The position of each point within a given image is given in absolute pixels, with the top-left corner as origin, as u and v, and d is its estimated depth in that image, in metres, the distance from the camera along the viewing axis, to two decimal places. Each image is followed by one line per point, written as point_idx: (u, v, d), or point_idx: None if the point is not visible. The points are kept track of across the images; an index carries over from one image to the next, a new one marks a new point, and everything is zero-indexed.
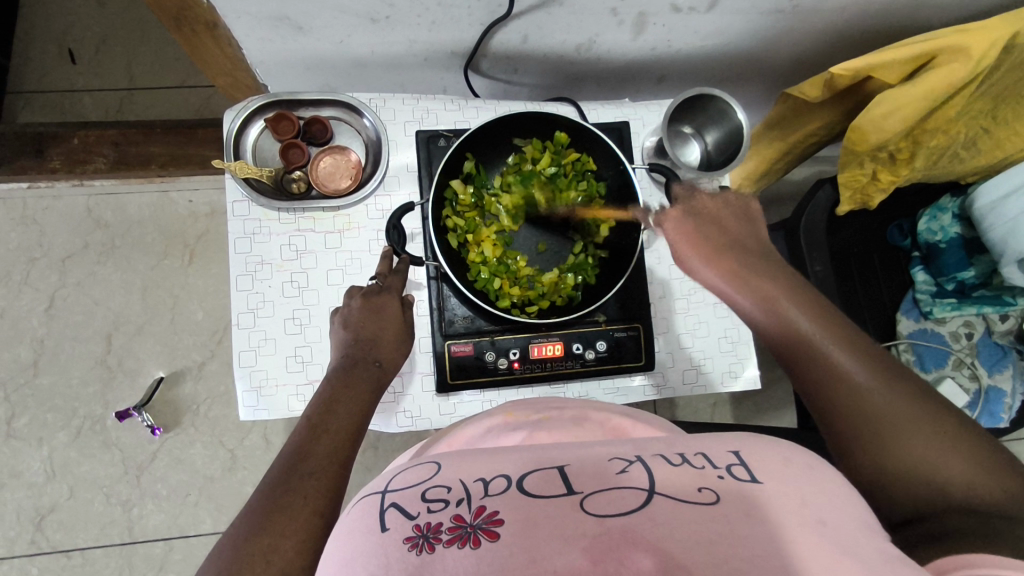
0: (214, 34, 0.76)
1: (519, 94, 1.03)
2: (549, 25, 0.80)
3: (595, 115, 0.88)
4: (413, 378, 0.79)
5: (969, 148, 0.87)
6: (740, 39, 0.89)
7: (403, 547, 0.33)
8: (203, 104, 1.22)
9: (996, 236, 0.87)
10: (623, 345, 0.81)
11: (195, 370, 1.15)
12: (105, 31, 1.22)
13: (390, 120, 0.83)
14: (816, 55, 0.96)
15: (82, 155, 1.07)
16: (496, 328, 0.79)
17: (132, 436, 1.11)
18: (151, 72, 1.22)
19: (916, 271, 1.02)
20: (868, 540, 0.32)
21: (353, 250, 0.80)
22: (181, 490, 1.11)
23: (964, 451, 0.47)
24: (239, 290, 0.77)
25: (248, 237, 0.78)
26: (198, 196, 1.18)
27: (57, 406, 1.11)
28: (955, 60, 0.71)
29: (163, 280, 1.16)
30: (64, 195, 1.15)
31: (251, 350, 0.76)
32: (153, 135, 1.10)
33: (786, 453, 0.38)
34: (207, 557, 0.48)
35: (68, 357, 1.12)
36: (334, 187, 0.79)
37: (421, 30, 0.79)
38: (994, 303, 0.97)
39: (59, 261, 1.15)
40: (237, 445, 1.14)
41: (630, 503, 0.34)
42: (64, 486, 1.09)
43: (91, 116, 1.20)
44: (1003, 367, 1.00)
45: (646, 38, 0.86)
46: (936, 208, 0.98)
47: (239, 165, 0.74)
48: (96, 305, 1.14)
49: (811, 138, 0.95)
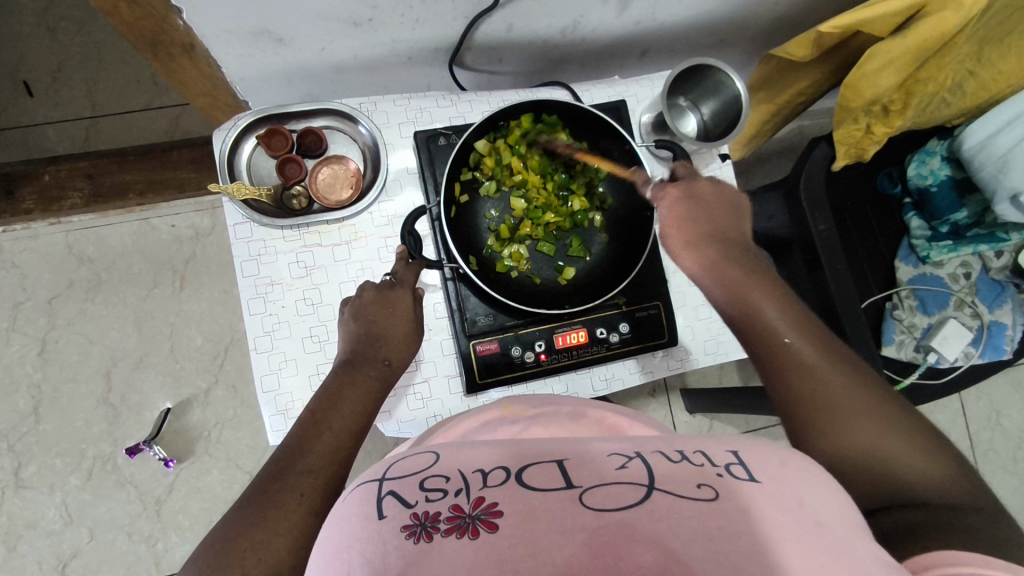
0: (192, 56, 0.73)
1: (502, 83, 0.99)
2: (535, 12, 0.77)
3: (589, 96, 0.84)
4: (438, 382, 0.76)
5: (955, 94, 0.83)
6: (725, 5, 0.86)
7: (401, 535, 0.33)
8: (172, 124, 1.21)
9: (991, 173, 0.82)
10: (646, 324, 0.78)
11: (202, 396, 1.14)
12: (58, 59, 1.19)
13: (385, 123, 0.80)
14: (809, 12, 0.92)
15: (58, 191, 1.10)
16: (519, 322, 0.76)
17: (144, 470, 1.10)
18: (111, 95, 1.20)
19: (909, 219, 0.97)
20: (860, 543, 0.33)
21: (362, 260, 0.78)
22: (204, 519, 1.10)
23: (903, 446, 0.49)
24: (251, 314, 0.75)
25: (254, 259, 0.76)
26: (180, 220, 1.16)
27: (65, 451, 1.10)
28: (946, 8, 0.67)
29: (157, 309, 1.14)
30: (40, 234, 1.13)
31: (273, 373, 0.75)
32: (126, 163, 1.12)
33: (784, 456, 0.39)
34: (207, 535, 0.48)
35: (69, 400, 1.11)
36: (336, 199, 0.77)
37: (405, 29, 0.76)
38: (988, 241, 0.92)
39: (45, 302, 1.13)
40: (254, 467, 1.12)
41: (629, 498, 0.34)
42: (83, 529, 1.08)
43: (56, 149, 1.18)
44: (1003, 302, 0.97)
45: (631, 14, 0.83)
46: (924, 153, 0.93)
47: (237, 188, 0.71)
48: (90, 343, 1.13)
49: (800, 97, 0.91)
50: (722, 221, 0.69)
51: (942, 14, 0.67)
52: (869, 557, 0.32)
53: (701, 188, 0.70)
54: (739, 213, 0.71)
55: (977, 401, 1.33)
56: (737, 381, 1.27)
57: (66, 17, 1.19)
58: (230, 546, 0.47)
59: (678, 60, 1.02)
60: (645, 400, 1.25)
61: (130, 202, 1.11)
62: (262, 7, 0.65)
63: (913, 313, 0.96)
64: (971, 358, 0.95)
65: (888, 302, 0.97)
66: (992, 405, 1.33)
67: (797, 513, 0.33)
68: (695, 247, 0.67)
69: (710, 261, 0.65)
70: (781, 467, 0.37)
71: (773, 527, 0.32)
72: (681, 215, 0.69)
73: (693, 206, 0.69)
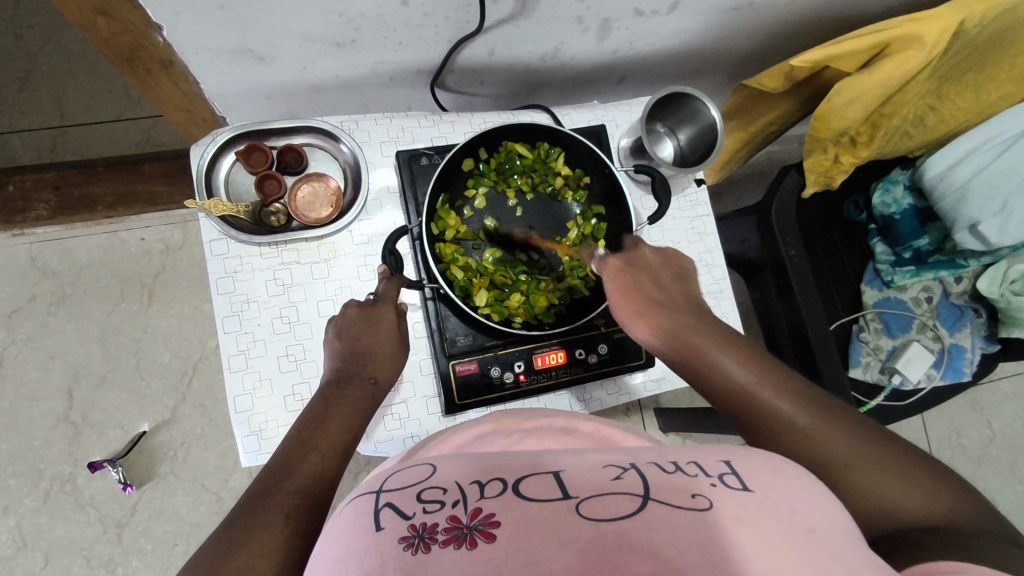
0: (169, 71, 0.72)
1: (482, 106, 1.00)
2: (516, 38, 0.78)
3: (569, 120, 0.85)
4: (416, 403, 0.75)
5: (918, 126, 0.85)
6: (704, 36, 0.87)
7: (398, 546, 0.33)
8: (145, 136, 1.19)
9: (951, 204, 0.84)
10: (624, 345, 0.78)
11: (168, 416, 1.10)
12: (27, 68, 1.17)
13: (366, 142, 0.79)
14: (782, 45, 0.94)
15: (22, 203, 1.07)
16: (499, 343, 0.75)
17: (104, 492, 1.06)
18: (82, 107, 1.18)
19: (874, 243, 0.99)
20: (852, 550, 0.32)
21: (341, 278, 0.77)
22: (168, 542, 1.06)
23: (897, 477, 0.45)
24: (226, 332, 0.73)
25: (230, 276, 0.74)
26: (150, 234, 1.14)
27: (20, 471, 1.06)
28: (909, 48, 0.70)
29: (123, 325, 1.11)
30: (2, 245, 1.10)
31: (247, 394, 0.73)
32: (96, 174, 1.10)
33: (775, 464, 0.38)
34: (189, 558, 0.46)
35: (27, 419, 1.07)
36: (315, 217, 0.76)
37: (388, 51, 0.76)
38: (948, 267, 0.95)
39: (5, 316, 1.09)
40: (222, 487, 1.09)
41: (624, 508, 0.33)
42: (38, 554, 1.04)
43: (21, 158, 1.15)
44: (962, 326, 0.98)
45: (609, 43, 0.84)
46: (887, 182, 0.96)
47: (214, 204, 0.70)
48: (52, 359, 1.09)
49: (772, 127, 0.93)
50: (671, 288, 0.66)
51: (904, 54, 0.70)
52: (855, 562, 0.31)
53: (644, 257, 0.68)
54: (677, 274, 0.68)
55: (938, 421, 1.35)
56: (709, 400, 1.28)
57: (36, 26, 1.17)
58: (215, 567, 0.44)
59: (654, 87, 1.04)
60: (618, 420, 1.24)
61: (98, 215, 1.09)
62: (245, 26, 0.65)
63: (877, 335, 0.99)
64: (932, 381, 0.97)
65: (855, 325, 0.99)
66: (953, 424, 1.35)
67: (785, 517, 0.33)
68: (642, 315, 0.64)
69: (657, 324, 0.62)
70: (769, 474, 0.37)
71: (764, 534, 0.31)
72: (625, 279, 0.67)
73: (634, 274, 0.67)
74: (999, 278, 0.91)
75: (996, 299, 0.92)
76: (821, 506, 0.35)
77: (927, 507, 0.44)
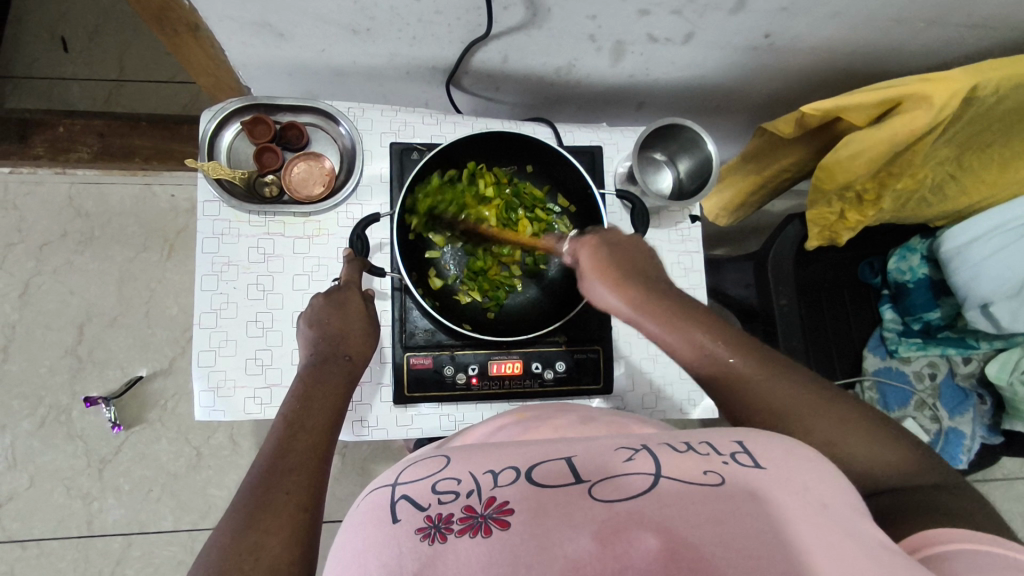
0: (196, 37, 0.77)
1: (501, 112, 1.06)
2: (529, 48, 0.84)
3: (570, 137, 0.91)
4: (369, 389, 0.80)
5: (937, 193, 0.91)
6: (716, 73, 0.93)
7: (415, 537, 0.37)
8: (192, 101, 1.22)
9: (962, 279, 0.91)
10: (582, 366, 0.83)
11: (166, 366, 1.13)
12: (98, 22, 1.22)
13: (367, 129, 0.85)
14: (792, 92, 1.00)
15: (67, 144, 1.12)
16: (457, 343, 0.80)
17: (94, 427, 1.09)
18: (142, 65, 1.22)
19: (884, 309, 1.05)
20: (862, 526, 0.37)
21: (320, 256, 0.81)
22: (144, 486, 1.09)
23: (876, 434, 0.53)
24: (203, 289, 0.78)
25: (216, 237, 0.79)
26: (181, 192, 1.18)
27: (24, 393, 1.09)
28: (918, 107, 0.74)
29: (140, 272, 1.15)
30: (47, 181, 1.14)
31: (211, 350, 0.77)
32: (139, 128, 1.14)
33: (787, 446, 0.42)
34: (203, 546, 0.49)
35: (39, 344, 1.11)
36: (306, 194, 0.81)
37: (402, 44, 0.81)
38: (957, 345, 1.02)
39: (36, 248, 1.13)
40: (203, 443, 1.12)
41: (640, 486, 0.38)
42: (25, 475, 1.07)
43: (78, 104, 1.19)
44: (964, 410, 1.05)
45: (624, 66, 0.90)
46: (906, 249, 1.03)
47: (212, 167, 0.75)
48: (71, 294, 1.13)
49: (784, 174, 0.99)
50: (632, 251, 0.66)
51: (914, 113, 0.75)
52: (870, 536, 0.36)
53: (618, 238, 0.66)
54: (660, 263, 0.67)
55: None
56: None
57: None
58: (228, 551, 0.47)
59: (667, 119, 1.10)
60: None
61: (134, 165, 1.13)
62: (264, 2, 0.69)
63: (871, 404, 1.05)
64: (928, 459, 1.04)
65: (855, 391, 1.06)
66: None
67: (803, 494, 0.37)
68: (618, 285, 0.62)
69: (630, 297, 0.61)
70: (784, 453, 0.41)
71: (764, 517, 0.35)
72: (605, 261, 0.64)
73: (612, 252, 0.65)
74: (1008, 367, 0.99)
75: (1003, 386, 0.99)
76: (829, 490, 0.39)
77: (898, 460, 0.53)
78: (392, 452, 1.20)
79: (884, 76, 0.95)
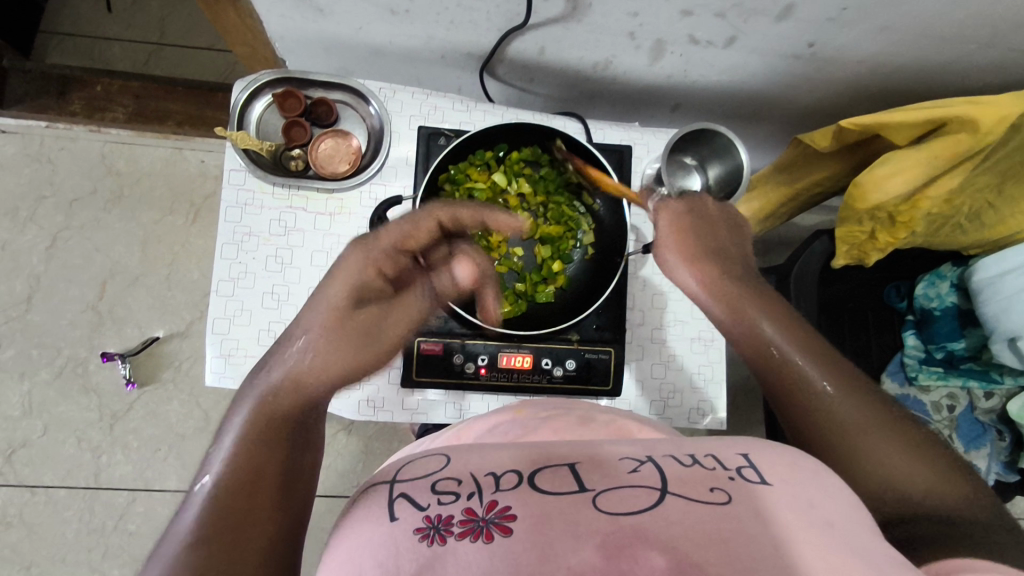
0: (236, 6, 0.78)
1: (535, 103, 1.05)
2: (568, 41, 0.83)
3: (600, 134, 0.90)
4: (378, 370, 0.81)
5: (973, 221, 0.90)
6: (757, 80, 0.91)
7: (415, 537, 0.37)
8: (229, 69, 1.23)
9: (991, 311, 0.89)
10: (593, 366, 0.82)
11: (183, 329, 1.15)
12: None
13: (396, 111, 0.84)
14: (832, 106, 0.98)
15: (103, 103, 1.17)
16: (467, 332, 0.80)
17: (109, 382, 1.12)
18: (183, 30, 1.22)
19: (908, 335, 1.04)
20: (872, 542, 0.37)
21: (340, 234, 0.82)
22: (152, 445, 1.12)
23: (904, 454, 0.51)
24: (223, 258, 0.79)
25: (240, 207, 0.80)
26: (211, 158, 1.19)
27: (43, 343, 1.12)
28: (962, 130, 0.75)
29: (165, 235, 1.17)
30: (81, 138, 1.16)
31: (226, 318, 0.78)
32: (174, 92, 1.19)
33: (791, 458, 0.43)
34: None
35: (61, 297, 1.13)
36: (331, 171, 0.81)
37: (438, 27, 0.81)
38: (979, 378, 0.99)
39: (66, 202, 1.15)
40: (213, 408, 1.14)
41: (642, 503, 0.38)
42: (39, 423, 1.10)
43: (117, 65, 1.21)
44: (981, 444, 1.03)
45: (663, 65, 0.88)
46: (935, 275, 1.00)
47: (241, 137, 0.76)
48: (96, 251, 1.15)
49: (817, 187, 0.96)
50: (724, 236, 0.67)
51: (958, 135, 0.75)
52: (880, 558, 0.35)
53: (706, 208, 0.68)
54: (740, 238, 0.68)
55: None
56: None
57: None
58: None
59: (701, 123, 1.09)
60: None
61: (166, 129, 1.16)
62: None
63: None
64: None
65: None
66: None
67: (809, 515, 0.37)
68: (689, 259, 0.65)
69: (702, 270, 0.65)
70: (790, 468, 0.41)
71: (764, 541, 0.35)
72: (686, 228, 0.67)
73: (695, 226, 0.67)
74: None
75: None
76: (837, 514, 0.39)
77: (931, 486, 0.49)
78: (396, 434, 1.20)
79: (927, 96, 0.93)
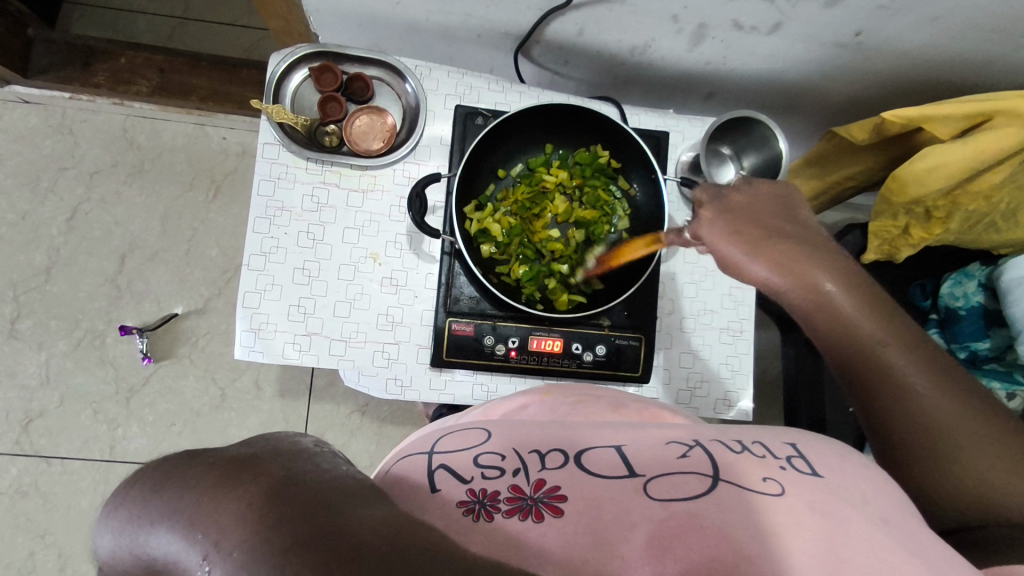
0: None
1: (566, 87, 1.01)
2: (607, 22, 0.80)
3: (636, 120, 0.87)
4: (408, 348, 0.79)
5: (1007, 219, 0.85)
6: (802, 70, 0.87)
7: (459, 511, 0.36)
8: (252, 46, 1.22)
9: (1019, 312, 0.85)
10: (623, 353, 0.80)
11: (200, 305, 1.16)
12: None
13: (432, 90, 0.83)
14: (880, 101, 0.94)
15: (128, 75, 1.13)
16: (499, 314, 0.79)
17: (126, 355, 1.13)
18: (208, 4, 1.21)
19: (930, 334, 0.98)
20: (930, 545, 0.35)
21: (372, 212, 0.80)
22: (167, 420, 1.13)
23: (997, 459, 0.46)
24: (255, 231, 0.77)
25: (272, 180, 0.78)
26: (232, 135, 1.19)
27: (62, 315, 1.13)
28: (1011, 125, 0.71)
29: (185, 210, 1.17)
30: (102, 110, 1.16)
31: (257, 292, 0.76)
32: (199, 68, 1.15)
33: (839, 450, 0.42)
34: None
35: (81, 270, 1.14)
36: (365, 148, 0.79)
37: (480, 4, 0.78)
38: (1004, 379, 0.93)
39: (87, 174, 1.16)
40: (228, 385, 1.15)
41: (695, 489, 0.37)
42: (56, 393, 1.12)
43: (141, 37, 1.20)
44: None
45: (703, 51, 0.85)
46: (962, 273, 0.96)
47: (277, 110, 0.74)
48: (116, 225, 1.16)
49: (848, 182, 0.92)
50: (782, 225, 0.58)
51: (1007, 129, 0.71)
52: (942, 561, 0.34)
53: (738, 202, 0.61)
54: (805, 222, 0.59)
55: None
56: None
57: None
58: None
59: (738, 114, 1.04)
60: None
61: (189, 104, 1.13)
62: None
63: None
64: None
65: None
66: None
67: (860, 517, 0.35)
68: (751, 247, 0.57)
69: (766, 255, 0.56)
70: (842, 460, 0.40)
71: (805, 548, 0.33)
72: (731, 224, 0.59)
73: (739, 218, 0.59)
74: None
75: None
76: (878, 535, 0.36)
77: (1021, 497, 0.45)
78: (411, 417, 1.20)
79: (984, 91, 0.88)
